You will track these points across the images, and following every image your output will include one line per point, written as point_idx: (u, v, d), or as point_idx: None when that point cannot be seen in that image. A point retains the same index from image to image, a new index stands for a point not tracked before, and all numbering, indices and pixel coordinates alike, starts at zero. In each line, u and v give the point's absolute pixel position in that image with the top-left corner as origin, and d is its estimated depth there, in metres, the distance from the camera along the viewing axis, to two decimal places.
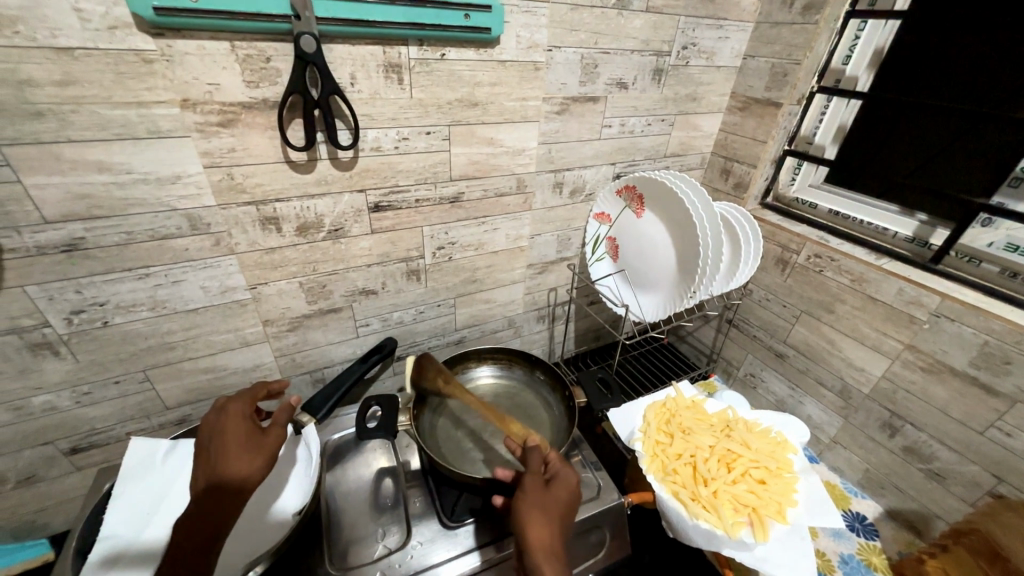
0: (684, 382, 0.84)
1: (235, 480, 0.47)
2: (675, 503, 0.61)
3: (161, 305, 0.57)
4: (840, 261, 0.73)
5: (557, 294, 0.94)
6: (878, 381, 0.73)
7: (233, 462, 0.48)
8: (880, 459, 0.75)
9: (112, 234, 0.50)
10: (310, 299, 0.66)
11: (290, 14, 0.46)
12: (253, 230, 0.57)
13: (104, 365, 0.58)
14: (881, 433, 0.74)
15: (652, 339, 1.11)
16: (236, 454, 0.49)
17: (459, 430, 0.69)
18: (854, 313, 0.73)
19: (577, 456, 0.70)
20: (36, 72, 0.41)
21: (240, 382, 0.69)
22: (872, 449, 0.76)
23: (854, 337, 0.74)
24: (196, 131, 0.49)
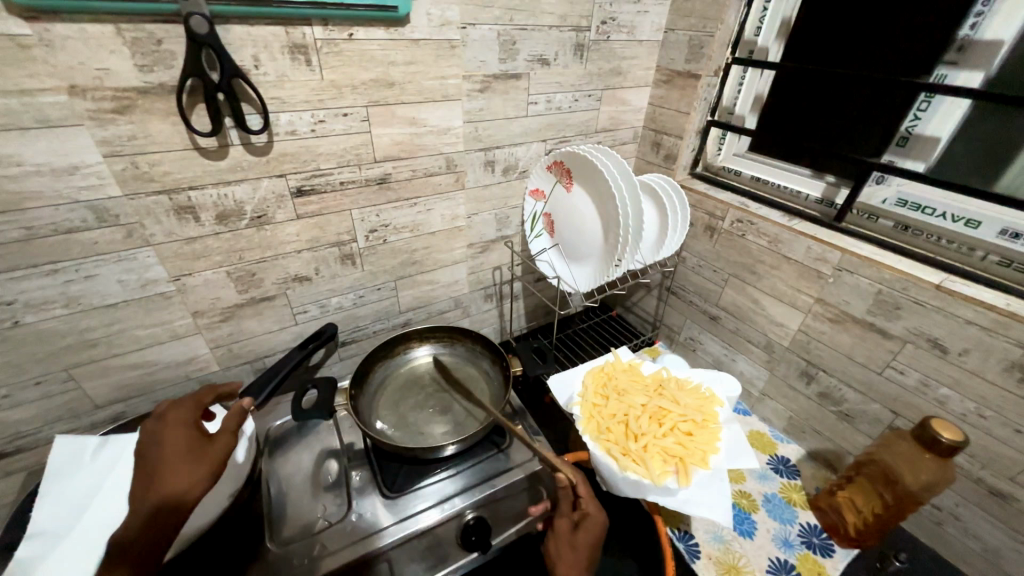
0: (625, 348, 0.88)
1: (179, 492, 0.46)
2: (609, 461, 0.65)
3: (75, 302, 0.56)
4: (759, 224, 0.77)
5: (502, 272, 0.96)
6: (795, 334, 0.78)
7: (179, 475, 0.47)
8: (799, 406, 0.82)
9: (10, 230, 0.49)
10: (241, 288, 0.66)
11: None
12: (167, 220, 0.56)
13: (21, 366, 0.56)
14: (800, 381, 0.80)
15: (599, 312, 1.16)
16: (180, 466, 0.48)
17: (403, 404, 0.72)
18: (771, 272, 0.78)
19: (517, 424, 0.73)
20: None
21: (175, 376, 0.68)
22: (793, 398, 0.82)
23: (775, 295, 0.79)
24: (90, 119, 0.47)
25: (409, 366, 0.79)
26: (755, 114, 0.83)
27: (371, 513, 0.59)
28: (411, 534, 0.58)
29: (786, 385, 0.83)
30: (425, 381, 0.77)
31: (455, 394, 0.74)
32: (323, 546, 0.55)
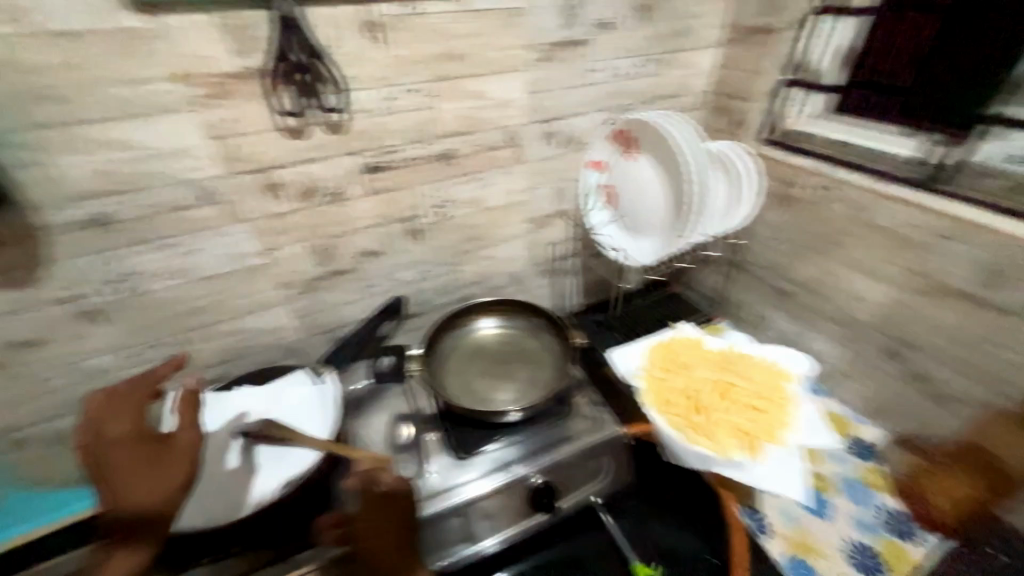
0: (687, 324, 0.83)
1: (154, 501, 0.44)
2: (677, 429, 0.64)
3: (187, 273, 0.62)
4: (845, 189, 0.69)
5: (557, 247, 0.95)
6: (880, 308, 0.70)
7: (141, 490, 0.44)
8: (880, 386, 0.74)
9: (135, 206, 0.55)
10: (319, 261, 0.71)
11: None
12: (256, 197, 0.61)
13: (144, 329, 0.64)
14: (882, 359, 0.73)
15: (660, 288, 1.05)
16: (152, 471, 0.46)
17: (470, 372, 0.74)
18: (858, 244, 0.70)
19: (581, 397, 0.73)
20: (48, 57, 0.45)
21: (265, 344, 0.75)
22: (877, 379, 0.74)
23: (859, 269, 0.71)
24: (192, 104, 0.52)
25: (473, 337, 0.80)
26: (847, 68, 0.75)
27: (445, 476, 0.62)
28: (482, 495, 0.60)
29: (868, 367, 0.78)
30: (489, 351, 0.78)
31: (519, 365, 0.75)
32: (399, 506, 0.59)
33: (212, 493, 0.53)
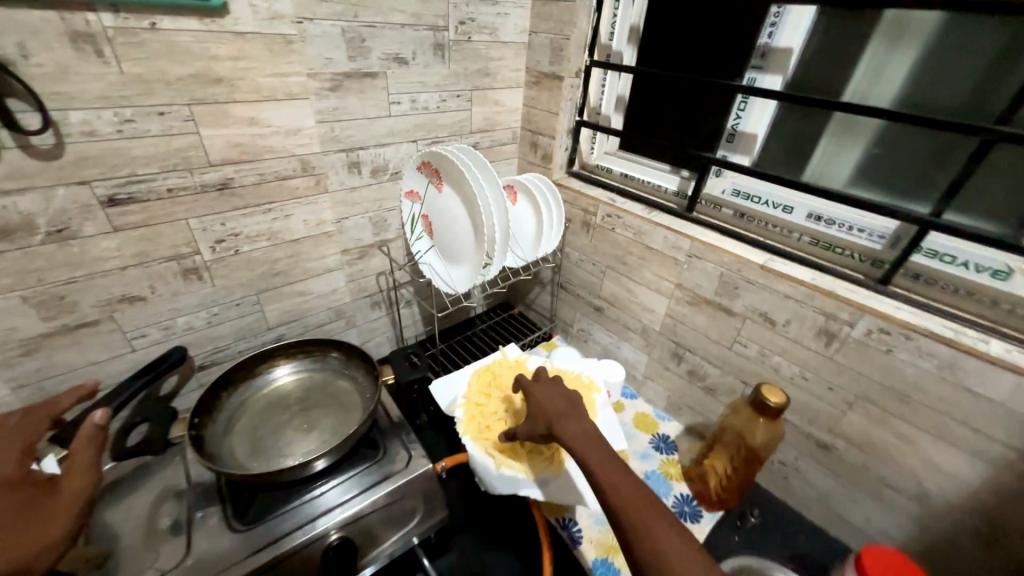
0: (725, 422, 0.75)
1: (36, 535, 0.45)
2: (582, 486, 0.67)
3: (276, 236, 0.74)
4: (928, 343, 0.56)
5: (593, 279, 0.98)
6: (971, 489, 0.58)
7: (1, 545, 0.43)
8: (954, 564, 0.63)
9: (252, 175, 0.67)
10: (376, 231, 0.87)
11: None
12: (342, 172, 0.76)
13: (230, 289, 0.73)
14: (966, 543, 0.60)
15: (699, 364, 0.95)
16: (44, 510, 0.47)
17: (473, 383, 0.79)
18: (943, 407, 0.57)
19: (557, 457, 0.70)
20: (222, 50, 0.57)
21: (320, 307, 0.86)
22: (956, 565, 0.62)
23: (940, 436, 0.59)
24: (316, 94, 0.68)
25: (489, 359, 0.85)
26: None
27: (413, 455, 0.65)
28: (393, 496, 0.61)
29: (887, 522, 0.68)
30: (497, 371, 0.81)
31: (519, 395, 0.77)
32: (361, 467, 0.63)
33: (243, 409, 0.67)
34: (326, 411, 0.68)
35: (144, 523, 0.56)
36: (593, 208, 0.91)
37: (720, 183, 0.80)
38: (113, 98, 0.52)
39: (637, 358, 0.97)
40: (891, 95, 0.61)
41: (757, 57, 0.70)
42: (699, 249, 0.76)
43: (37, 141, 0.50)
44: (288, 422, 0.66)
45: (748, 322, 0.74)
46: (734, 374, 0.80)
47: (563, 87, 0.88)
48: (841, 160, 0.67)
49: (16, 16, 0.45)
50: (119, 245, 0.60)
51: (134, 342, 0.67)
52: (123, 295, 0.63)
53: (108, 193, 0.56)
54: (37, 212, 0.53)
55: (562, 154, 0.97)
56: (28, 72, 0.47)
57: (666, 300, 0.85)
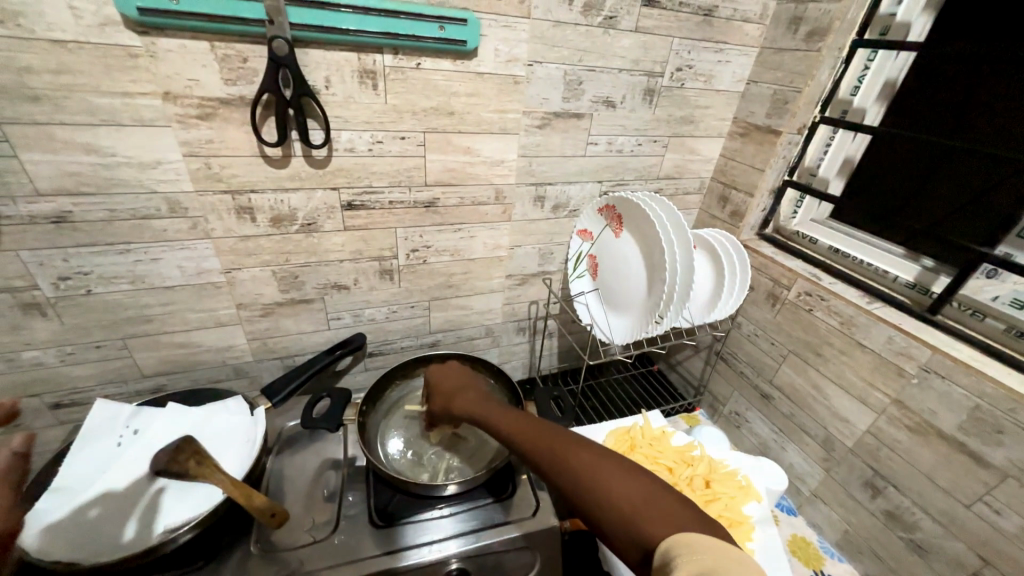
0: None
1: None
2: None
3: (458, 253, 0.79)
4: None
5: (767, 359, 0.84)
6: None
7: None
8: None
9: (454, 197, 0.73)
10: (541, 262, 0.88)
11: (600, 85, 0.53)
12: (528, 204, 0.79)
13: (410, 292, 0.80)
14: None
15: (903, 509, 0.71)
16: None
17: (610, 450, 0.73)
18: None
19: None
20: (461, 87, 0.63)
21: (475, 322, 0.90)
22: None
23: None
24: (524, 131, 0.71)
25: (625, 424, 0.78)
26: None
27: (540, 504, 0.62)
28: (513, 543, 0.59)
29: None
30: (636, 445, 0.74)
31: None
32: (490, 500, 0.62)
33: (394, 408, 0.73)
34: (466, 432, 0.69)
35: (309, 485, 0.64)
36: (787, 280, 0.78)
37: (992, 287, 0.61)
38: (374, 122, 0.62)
39: (808, 469, 0.80)
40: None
41: None
42: (944, 366, 0.59)
43: (316, 152, 0.61)
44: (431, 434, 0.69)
45: (1010, 483, 0.54)
46: (967, 543, 0.59)
47: (779, 143, 0.78)
48: None
49: (330, 56, 0.55)
50: (344, 242, 0.70)
51: (332, 322, 0.78)
52: (335, 283, 0.74)
53: (348, 199, 0.66)
54: (300, 208, 0.65)
55: (757, 214, 0.86)
56: (326, 99, 0.58)
57: (872, 415, 0.68)
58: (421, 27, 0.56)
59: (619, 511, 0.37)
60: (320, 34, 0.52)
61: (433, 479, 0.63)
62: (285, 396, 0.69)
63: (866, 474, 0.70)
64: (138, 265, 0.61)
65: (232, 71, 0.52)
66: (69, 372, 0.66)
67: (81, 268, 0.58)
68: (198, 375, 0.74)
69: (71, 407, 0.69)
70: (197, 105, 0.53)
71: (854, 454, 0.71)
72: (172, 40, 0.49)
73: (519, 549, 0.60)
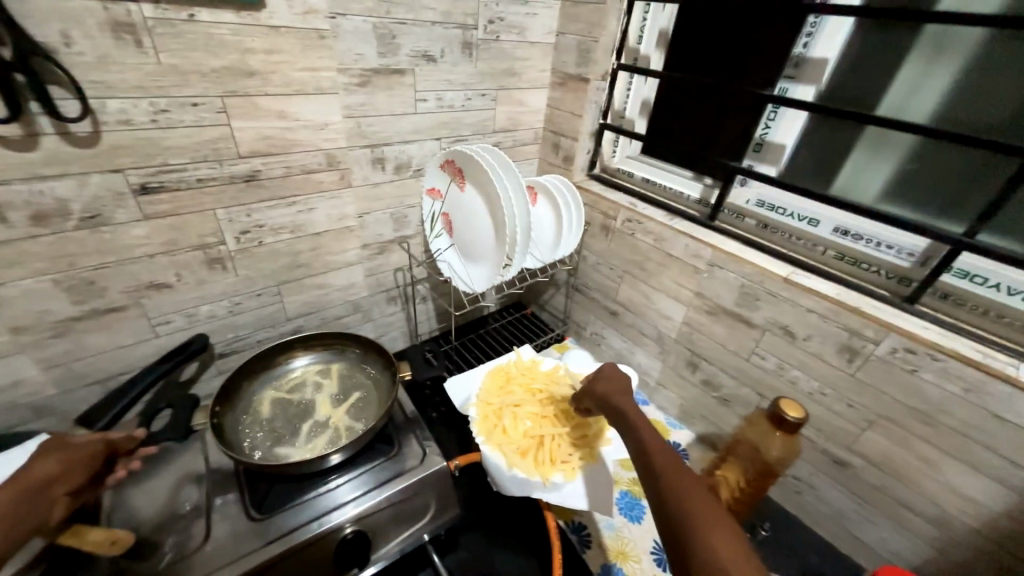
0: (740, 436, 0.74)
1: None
2: (595, 489, 0.68)
3: (299, 229, 0.74)
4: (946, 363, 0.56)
5: (609, 283, 0.98)
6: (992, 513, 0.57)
7: None
8: None
9: (279, 167, 0.67)
10: (396, 227, 0.87)
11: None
12: (368, 167, 0.77)
13: (252, 279, 0.73)
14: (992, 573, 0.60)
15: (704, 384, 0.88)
16: None
17: (487, 389, 0.79)
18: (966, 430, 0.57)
19: (571, 466, 0.70)
20: (256, 43, 0.58)
21: (340, 300, 0.87)
22: None
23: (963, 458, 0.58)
24: (344, 90, 0.68)
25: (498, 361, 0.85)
26: None
27: (427, 451, 0.66)
28: (404, 492, 0.61)
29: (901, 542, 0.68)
30: (510, 375, 0.81)
31: (530, 403, 0.77)
32: (377, 461, 0.64)
33: (250, 402, 0.68)
34: (339, 407, 0.68)
35: (167, 505, 0.57)
36: (613, 212, 0.91)
37: (744, 193, 0.79)
38: (150, 87, 0.53)
39: (651, 365, 0.97)
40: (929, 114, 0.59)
41: (791, 66, 0.69)
42: (721, 259, 0.75)
43: (75, 128, 0.51)
44: (300, 417, 0.66)
45: (768, 334, 0.73)
46: (751, 386, 0.79)
47: (590, 89, 0.87)
48: (872, 173, 0.66)
49: (62, 5, 0.45)
50: (149, 233, 0.60)
51: (158, 329, 0.68)
52: (150, 282, 0.64)
53: (140, 181, 0.57)
54: (71, 198, 0.53)
55: (583, 156, 0.97)
56: (69, 60, 0.48)
57: (684, 309, 0.85)
58: None
59: (691, 517, 0.42)
60: None
61: (313, 453, 0.61)
62: (113, 418, 0.60)
63: (688, 356, 0.88)
64: None
65: None
66: None
67: None
68: None
69: None
70: None
71: (678, 342, 0.89)
72: None
73: (410, 497, 0.62)
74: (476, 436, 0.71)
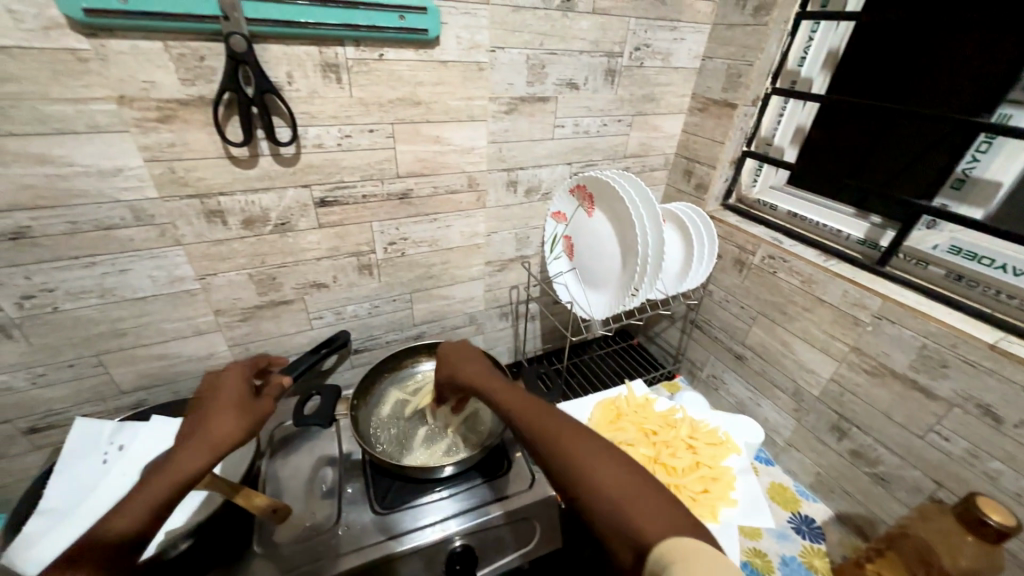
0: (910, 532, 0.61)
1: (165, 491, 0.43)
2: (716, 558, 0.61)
3: (435, 243, 0.80)
4: None
5: (737, 323, 0.90)
6: None
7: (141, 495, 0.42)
8: None
9: (428, 186, 0.73)
10: (518, 247, 0.89)
11: (423, 32, 0.59)
12: (501, 189, 0.80)
13: (391, 285, 0.80)
14: None
15: (853, 456, 0.74)
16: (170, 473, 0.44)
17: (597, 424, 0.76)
18: None
19: None
20: (427, 77, 0.64)
21: (459, 311, 0.92)
22: None
23: None
24: (492, 117, 0.72)
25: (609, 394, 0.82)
26: None
27: (535, 476, 0.65)
28: (511, 516, 0.61)
29: None
30: (623, 412, 0.78)
31: (642, 446, 0.72)
32: (487, 478, 0.65)
33: (379, 399, 0.73)
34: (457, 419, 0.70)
35: (308, 482, 0.64)
36: (752, 246, 0.83)
37: (932, 237, 0.66)
38: (341, 117, 0.61)
39: (781, 421, 0.85)
40: None
41: (1021, 89, 0.55)
42: (893, 312, 0.64)
43: (284, 150, 0.61)
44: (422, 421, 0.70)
45: (956, 411, 0.60)
46: (923, 469, 0.65)
47: (736, 115, 0.81)
48: None
49: (291, 51, 0.55)
50: (320, 239, 0.70)
51: (314, 322, 0.77)
52: (315, 282, 0.73)
53: (321, 195, 0.66)
54: (271, 207, 0.64)
55: (719, 185, 0.90)
56: (289, 95, 0.57)
57: (835, 364, 0.74)
58: (380, 17, 0.55)
59: (608, 497, 0.39)
60: (278, 29, 0.52)
61: (431, 459, 0.64)
62: None
63: (833, 420, 0.76)
64: (106, 278, 0.59)
65: (190, 71, 0.51)
66: (43, 393, 0.64)
67: (46, 284, 0.56)
68: (180, 386, 0.73)
69: (48, 430, 0.68)
70: (155, 108, 0.52)
71: (821, 401, 0.77)
72: (123, 42, 0.47)
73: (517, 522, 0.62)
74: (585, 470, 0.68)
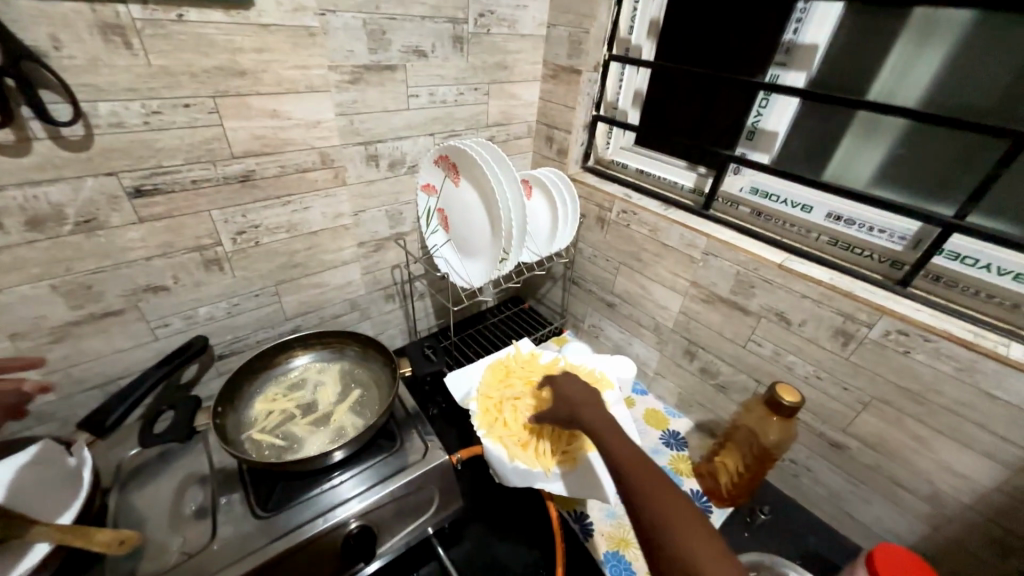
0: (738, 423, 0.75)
1: None
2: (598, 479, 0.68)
3: (294, 227, 0.74)
4: (938, 343, 0.56)
5: (606, 275, 0.99)
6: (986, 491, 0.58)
7: None
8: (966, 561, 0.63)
9: (273, 166, 0.67)
10: (392, 224, 0.87)
11: None
12: (361, 164, 0.76)
13: (249, 278, 0.73)
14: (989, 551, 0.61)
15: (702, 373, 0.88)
16: None
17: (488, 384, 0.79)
18: (960, 409, 0.57)
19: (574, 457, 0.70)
20: (246, 42, 0.57)
21: (338, 298, 0.87)
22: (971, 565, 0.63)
23: (956, 437, 0.59)
24: (336, 86, 0.68)
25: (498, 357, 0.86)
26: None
27: (428, 445, 0.66)
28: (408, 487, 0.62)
29: (897, 521, 0.69)
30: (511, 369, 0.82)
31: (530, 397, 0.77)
32: (380, 457, 0.64)
33: (252, 403, 0.68)
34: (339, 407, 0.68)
35: (174, 505, 0.58)
36: (609, 203, 0.91)
37: (738, 181, 0.79)
38: (140, 89, 0.53)
39: (650, 355, 0.97)
40: (918, 98, 0.60)
41: (781, 53, 0.69)
42: (715, 248, 0.76)
43: (66, 132, 0.50)
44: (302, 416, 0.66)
45: (763, 321, 0.74)
46: (747, 372, 0.80)
47: (582, 81, 0.87)
48: (864, 158, 0.66)
49: (49, 9, 0.45)
50: (145, 235, 0.60)
51: (157, 331, 0.68)
52: (147, 285, 0.64)
53: (134, 184, 0.57)
54: (65, 202, 0.53)
55: (577, 149, 0.97)
56: (59, 63, 0.48)
57: (681, 298, 0.86)
58: None
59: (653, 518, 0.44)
60: None
61: (315, 451, 0.61)
62: (116, 422, 0.61)
63: (685, 346, 0.89)
64: None
65: None
66: None
67: None
68: None
69: None
70: None
71: (675, 332, 0.90)
72: None
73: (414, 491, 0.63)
74: (477, 430, 0.71)
